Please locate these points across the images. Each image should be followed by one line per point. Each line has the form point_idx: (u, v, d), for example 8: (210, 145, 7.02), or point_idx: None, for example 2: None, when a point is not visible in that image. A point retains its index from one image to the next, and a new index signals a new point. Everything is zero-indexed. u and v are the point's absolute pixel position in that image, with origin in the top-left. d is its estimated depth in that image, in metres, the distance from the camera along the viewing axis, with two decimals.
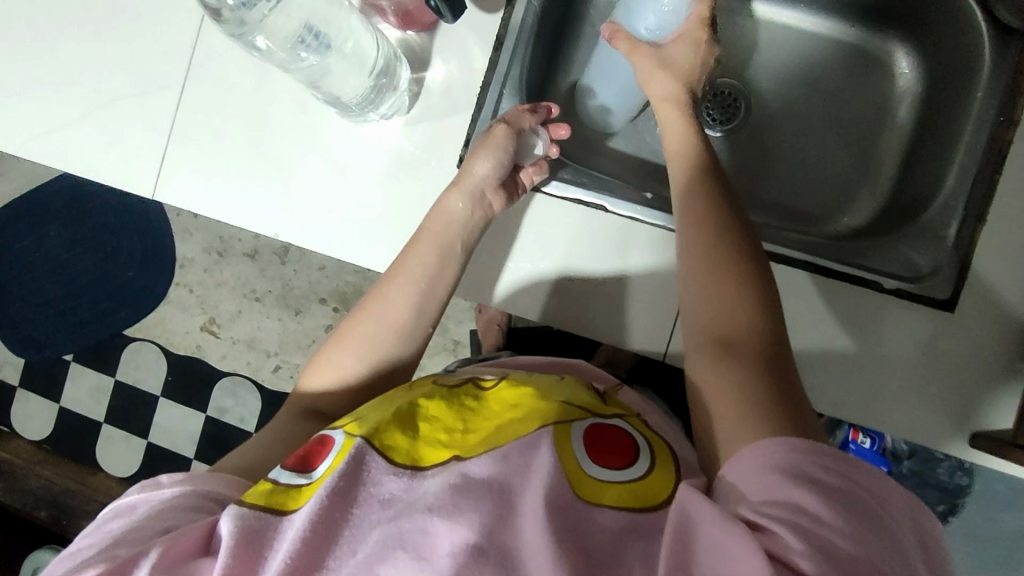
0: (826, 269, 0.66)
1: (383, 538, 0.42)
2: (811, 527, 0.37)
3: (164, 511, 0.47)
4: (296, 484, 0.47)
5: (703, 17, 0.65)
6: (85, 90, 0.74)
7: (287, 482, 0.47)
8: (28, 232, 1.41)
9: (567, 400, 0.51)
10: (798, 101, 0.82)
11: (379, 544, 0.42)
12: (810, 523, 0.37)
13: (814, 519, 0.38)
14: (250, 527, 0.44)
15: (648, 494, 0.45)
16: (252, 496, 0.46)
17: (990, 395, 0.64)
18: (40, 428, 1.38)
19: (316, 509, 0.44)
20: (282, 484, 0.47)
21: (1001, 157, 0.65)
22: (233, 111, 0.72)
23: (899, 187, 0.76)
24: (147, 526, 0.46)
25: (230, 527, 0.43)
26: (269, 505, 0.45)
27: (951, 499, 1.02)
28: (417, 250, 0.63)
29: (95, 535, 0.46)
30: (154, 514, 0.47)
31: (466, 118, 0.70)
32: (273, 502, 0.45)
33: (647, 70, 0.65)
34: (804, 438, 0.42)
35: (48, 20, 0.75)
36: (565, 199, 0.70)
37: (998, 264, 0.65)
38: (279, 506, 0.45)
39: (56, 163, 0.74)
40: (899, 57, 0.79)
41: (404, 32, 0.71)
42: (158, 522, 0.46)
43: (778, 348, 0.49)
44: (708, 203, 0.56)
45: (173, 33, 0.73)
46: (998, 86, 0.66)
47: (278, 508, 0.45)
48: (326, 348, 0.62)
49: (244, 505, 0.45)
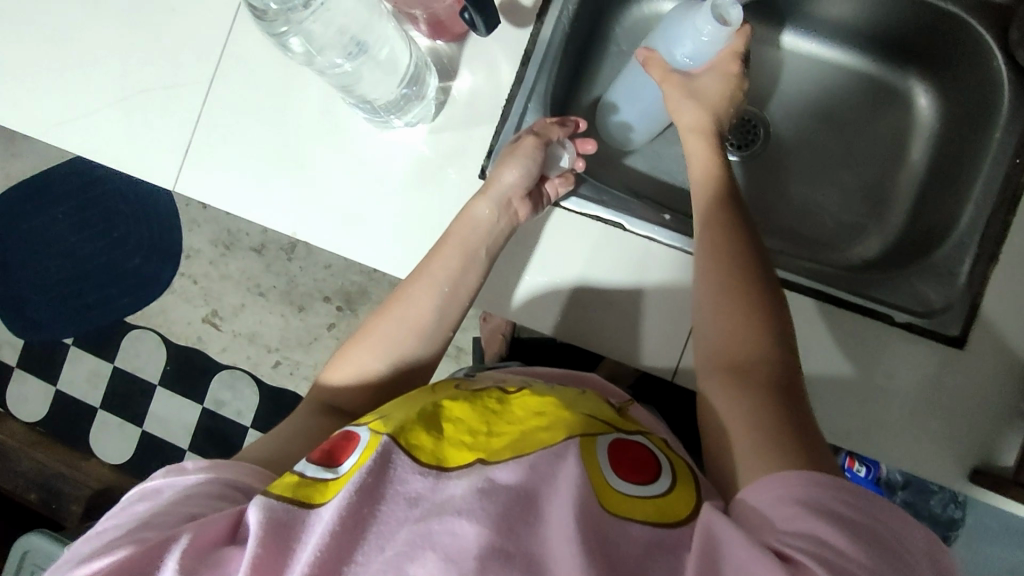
0: (838, 300, 0.67)
1: (413, 539, 0.42)
2: (835, 560, 0.37)
3: (190, 496, 0.46)
4: (323, 478, 0.46)
5: (736, 52, 0.66)
6: (111, 80, 0.75)
7: (313, 476, 0.47)
8: (36, 213, 1.41)
9: (591, 414, 0.53)
10: (816, 131, 0.83)
11: (408, 544, 0.42)
12: (834, 556, 0.38)
13: (838, 553, 0.38)
14: (279, 518, 0.43)
15: (669, 510, 0.45)
16: (278, 488, 0.45)
17: (993, 433, 0.64)
18: (35, 410, 1.38)
19: (345, 504, 0.43)
20: (308, 478, 0.46)
21: (1015, 199, 0.66)
22: (258, 109, 0.73)
23: (912, 221, 0.77)
24: (174, 510, 0.45)
25: (259, 517, 0.43)
26: (296, 497, 0.45)
27: (941, 532, 1.03)
28: (441, 255, 0.64)
29: (121, 517, 0.45)
30: (180, 498, 0.46)
31: (490, 130, 0.71)
32: (299, 495, 0.45)
33: (677, 99, 0.65)
34: (822, 472, 0.42)
35: (80, 7, 0.75)
36: (583, 215, 0.70)
37: (1007, 303, 0.66)
38: (306, 499, 0.45)
39: (77, 150, 0.75)
40: (917, 92, 0.80)
41: (434, 42, 0.72)
42: (185, 507, 0.45)
43: (794, 379, 0.49)
44: (727, 232, 0.56)
45: (204, 29, 0.74)
46: (1015, 129, 0.68)
47: (306, 502, 0.44)
48: (347, 346, 0.63)
49: (270, 496, 0.44)
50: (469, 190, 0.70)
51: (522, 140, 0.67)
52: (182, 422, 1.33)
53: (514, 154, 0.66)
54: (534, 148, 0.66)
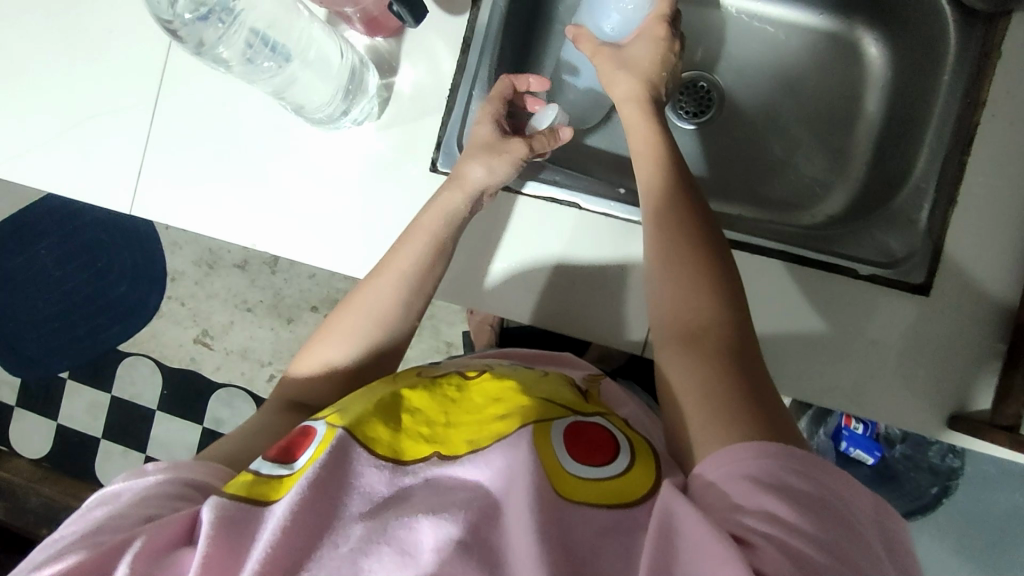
0: (803, 258, 0.66)
1: (367, 534, 0.42)
2: (787, 537, 0.37)
3: (148, 497, 0.46)
4: (278, 475, 0.46)
5: (662, 15, 0.65)
6: (59, 109, 0.74)
7: (268, 474, 0.46)
8: (18, 251, 1.42)
9: (547, 397, 0.52)
10: (770, 90, 0.82)
11: (362, 539, 0.42)
12: (786, 533, 0.37)
13: (789, 528, 0.37)
14: (232, 515, 0.43)
15: (626, 490, 0.44)
16: (233, 487, 0.45)
17: (970, 378, 0.64)
18: (38, 446, 1.39)
19: (298, 499, 0.43)
20: (264, 476, 0.46)
21: (970, 138, 0.65)
22: (207, 124, 0.72)
23: (874, 172, 0.76)
24: (130, 513, 0.44)
25: (211, 516, 0.42)
26: (250, 495, 0.45)
27: (943, 481, 1.02)
28: (408, 245, 0.62)
29: (77, 522, 0.44)
30: (137, 500, 0.45)
31: (437, 121, 0.70)
32: (254, 494, 0.45)
33: (609, 72, 0.65)
34: (774, 440, 0.42)
35: (21, 40, 0.75)
36: (541, 198, 0.70)
37: (971, 245, 0.65)
38: (261, 496, 0.45)
39: (34, 183, 0.75)
40: (867, 42, 0.79)
41: (373, 39, 0.71)
42: (142, 509, 0.45)
43: (746, 344, 0.49)
44: (674, 202, 0.56)
45: (145, 49, 0.74)
46: (964, 69, 0.67)
47: (261, 500, 0.44)
48: (315, 340, 0.62)
49: (224, 495, 0.44)
50: (425, 184, 0.70)
51: (510, 141, 0.66)
52: (182, 443, 1.34)
53: (496, 153, 0.65)
54: (512, 144, 0.65)
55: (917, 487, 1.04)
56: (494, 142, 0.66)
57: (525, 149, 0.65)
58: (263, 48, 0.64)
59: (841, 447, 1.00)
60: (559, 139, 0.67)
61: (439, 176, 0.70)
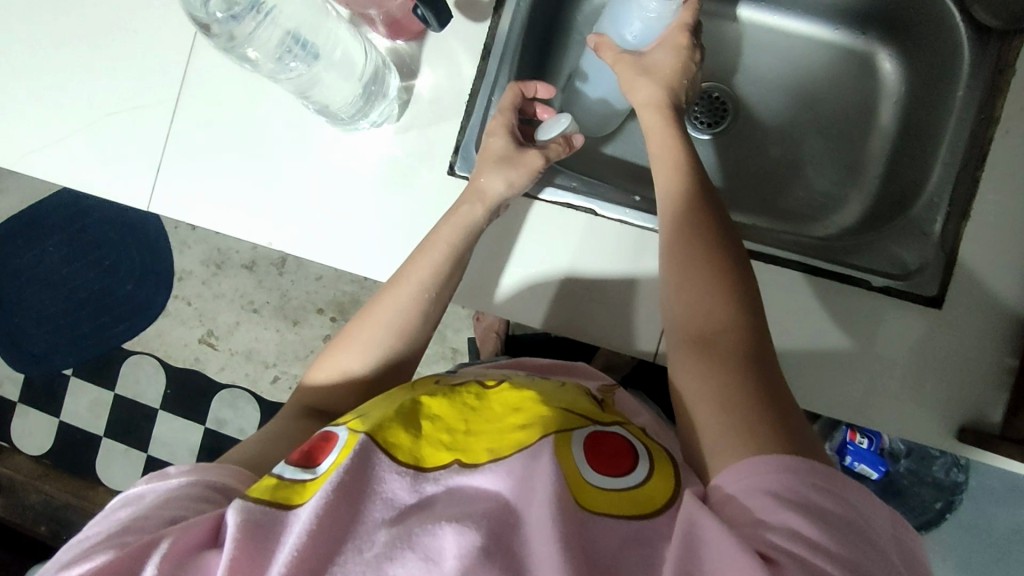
0: (816, 269, 0.67)
1: (392, 539, 0.42)
2: (807, 554, 0.37)
3: (171, 499, 0.46)
4: (301, 479, 0.46)
5: (686, 24, 0.66)
6: (79, 105, 0.75)
7: (292, 477, 0.46)
8: (27, 247, 1.42)
9: (567, 407, 0.52)
10: (785, 104, 0.83)
11: (387, 544, 0.41)
12: (807, 551, 0.37)
13: (810, 545, 0.38)
14: (257, 519, 0.43)
15: (645, 500, 0.45)
16: (257, 491, 0.45)
17: (980, 391, 0.64)
18: (40, 443, 1.39)
19: (323, 503, 0.43)
20: (287, 480, 0.46)
21: (983, 155, 0.66)
22: (227, 123, 0.73)
23: (886, 187, 0.77)
24: (155, 513, 0.44)
25: (236, 518, 0.42)
26: (275, 499, 0.45)
27: (947, 496, 1.03)
28: (427, 252, 0.62)
29: (103, 523, 0.44)
30: (161, 501, 0.45)
31: (456, 125, 0.71)
32: (278, 496, 0.45)
33: (630, 79, 0.66)
34: (795, 454, 0.42)
35: (45, 35, 0.76)
36: (557, 203, 0.70)
37: (984, 259, 0.65)
38: (285, 500, 0.45)
39: (50, 177, 0.75)
40: (882, 58, 0.80)
41: (394, 42, 0.72)
42: (166, 510, 0.45)
43: (762, 349, 0.50)
44: (690, 208, 0.57)
45: (168, 47, 0.74)
46: (979, 84, 0.67)
47: (284, 503, 0.44)
48: (331, 347, 0.62)
49: (248, 498, 0.44)
50: (441, 188, 0.70)
51: (527, 153, 0.66)
52: (185, 444, 1.33)
53: (515, 165, 0.65)
54: (527, 162, 0.66)
55: (921, 501, 1.04)
56: (510, 154, 0.66)
57: (542, 161, 0.66)
58: (295, 48, 0.64)
59: (846, 461, 1.00)
60: (574, 146, 0.69)
61: (457, 179, 0.70)
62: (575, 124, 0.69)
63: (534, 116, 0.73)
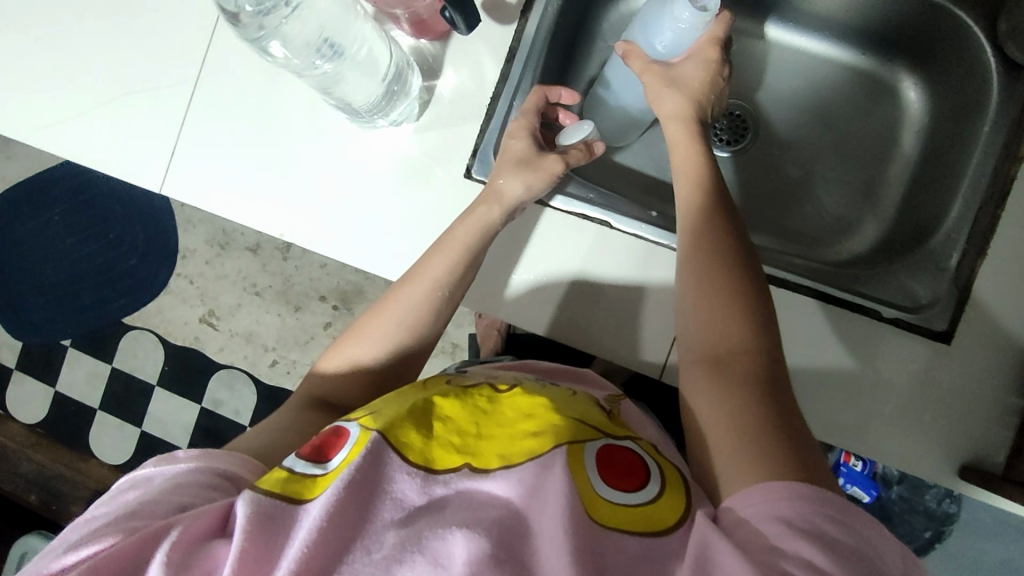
0: (830, 296, 0.66)
1: (402, 542, 0.41)
2: None
3: (180, 485, 0.45)
4: (312, 474, 0.45)
5: (717, 38, 0.66)
6: (95, 83, 0.74)
7: (303, 471, 0.45)
8: (31, 215, 1.41)
9: (579, 418, 0.51)
10: (807, 124, 0.83)
11: (396, 546, 0.40)
12: None
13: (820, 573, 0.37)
14: (267, 512, 0.42)
15: (654, 519, 0.44)
16: (267, 483, 0.44)
17: (983, 429, 0.64)
18: (34, 412, 1.38)
19: (334, 499, 0.42)
20: (299, 473, 0.45)
21: (1004, 192, 0.66)
22: (244, 111, 0.73)
23: (903, 216, 0.77)
24: (163, 499, 0.44)
25: (246, 510, 0.41)
26: (285, 493, 0.43)
27: (937, 526, 1.03)
28: (440, 251, 0.61)
29: (110, 505, 0.44)
30: (170, 487, 0.45)
31: (475, 128, 0.71)
32: (288, 490, 0.44)
33: (657, 89, 0.66)
34: (807, 482, 0.42)
35: (66, 11, 0.75)
36: (570, 213, 0.70)
37: (999, 296, 0.65)
38: (295, 495, 0.43)
39: (63, 153, 0.75)
40: (906, 86, 0.79)
41: (418, 40, 0.71)
42: (175, 496, 0.44)
43: (777, 376, 0.49)
44: (710, 225, 0.56)
45: (189, 31, 0.74)
46: (1004, 122, 0.67)
47: (295, 497, 0.43)
48: (341, 341, 0.61)
49: (259, 490, 0.43)
50: (456, 191, 0.70)
51: (547, 157, 0.65)
52: (180, 422, 1.33)
53: (533, 168, 0.65)
54: (550, 166, 0.65)
55: (912, 529, 1.04)
56: (529, 157, 0.65)
57: (561, 166, 0.66)
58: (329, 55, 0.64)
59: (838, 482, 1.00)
60: (594, 153, 0.68)
61: (473, 182, 0.70)
62: (597, 131, 0.68)
63: (556, 120, 0.72)
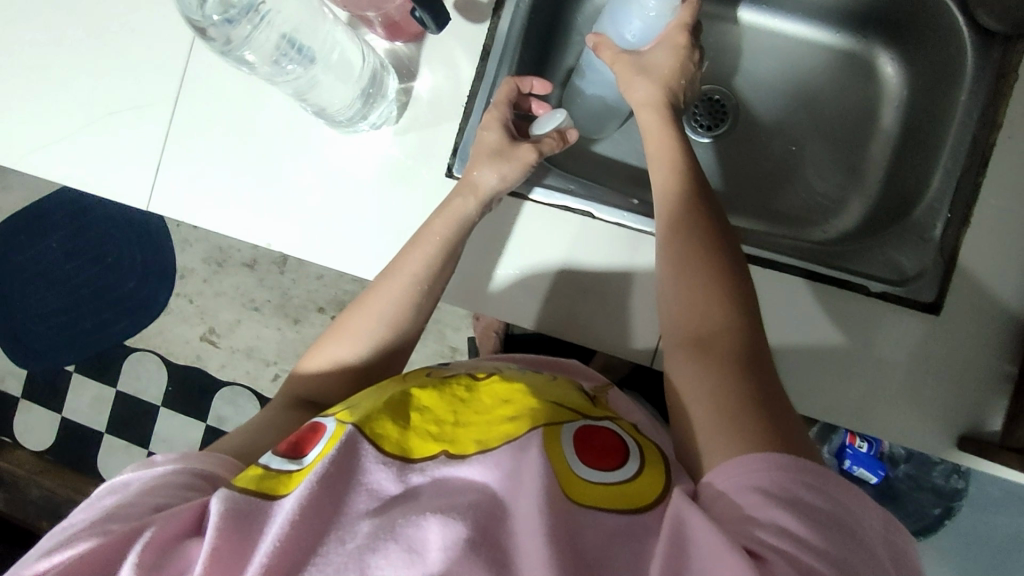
0: (815, 274, 0.66)
1: (375, 531, 0.41)
2: (795, 552, 0.37)
3: (157, 487, 0.45)
4: (287, 470, 0.46)
5: (685, 24, 0.65)
6: (78, 103, 0.75)
7: (278, 468, 0.46)
8: (30, 243, 1.43)
9: (557, 401, 0.51)
10: (786, 106, 0.83)
11: (370, 535, 0.41)
12: (796, 548, 0.37)
13: (798, 543, 0.37)
14: (240, 508, 0.42)
15: (631, 496, 0.44)
16: (242, 481, 0.45)
17: (979, 398, 0.63)
18: (41, 439, 1.39)
19: (307, 493, 0.42)
20: (274, 470, 0.46)
21: (984, 159, 0.66)
22: (225, 123, 0.73)
23: (888, 190, 0.76)
24: (139, 501, 0.44)
25: (220, 507, 0.42)
26: (260, 490, 0.44)
27: (946, 502, 1.02)
28: (419, 248, 0.61)
29: (87, 511, 0.44)
30: (146, 489, 0.45)
31: (453, 126, 0.71)
32: (263, 487, 0.44)
33: (628, 78, 0.66)
34: (784, 451, 0.42)
35: (47, 35, 0.76)
36: (551, 206, 0.70)
37: (985, 263, 0.65)
38: (269, 490, 0.44)
39: (50, 175, 0.76)
40: (883, 62, 0.79)
41: (393, 44, 0.72)
42: (151, 497, 0.44)
43: (755, 351, 0.49)
44: (686, 207, 0.57)
45: (168, 47, 0.75)
46: (981, 90, 0.67)
47: (269, 493, 0.44)
48: (323, 339, 0.61)
49: (233, 489, 0.44)
50: (439, 190, 0.70)
51: (520, 146, 0.66)
52: (185, 439, 1.34)
53: (507, 159, 0.65)
54: (524, 157, 0.65)
55: (919, 507, 1.03)
56: (503, 148, 0.66)
57: (535, 154, 0.66)
58: (290, 51, 0.65)
59: (844, 465, 1.00)
60: (568, 141, 0.68)
61: (453, 180, 0.70)
62: (570, 119, 0.68)
63: (529, 111, 0.72)
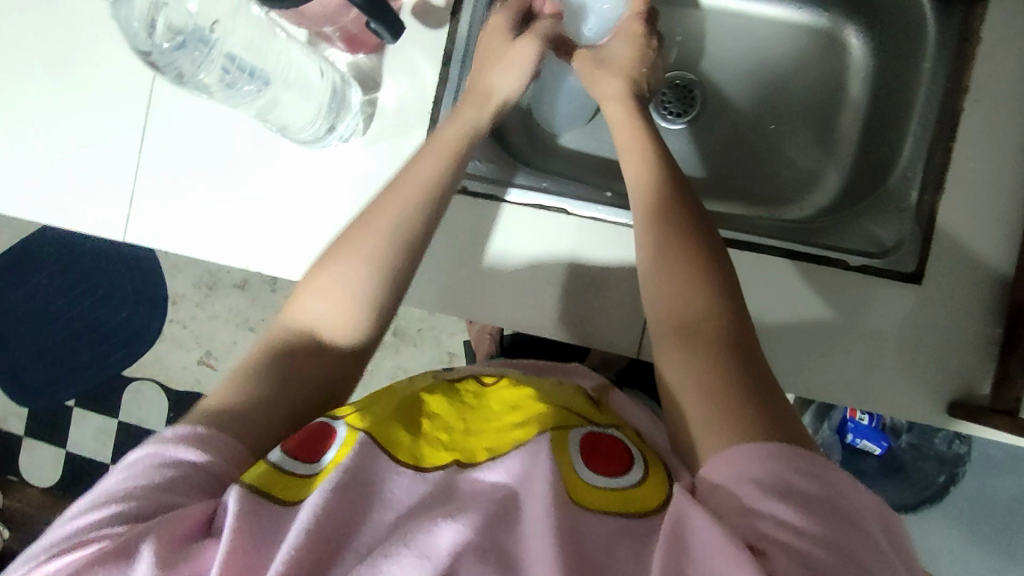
0: (797, 253, 0.66)
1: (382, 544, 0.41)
2: (794, 543, 0.37)
3: (166, 469, 0.43)
4: (296, 472, 0.45)
5: (638, 13, 0.68)
6: (49, 140, 0.75)
7: (288, 468, 0.45)
8: (20, 282, 1.42)
9: (563, 404, 0.52)
10: (756, 85, 0.82)
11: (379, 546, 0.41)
12: (794, 539, 0.37)
13: (795, 532, 0.38)
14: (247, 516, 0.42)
15: (638, 499, 0.44)
16: (251, 477, 0.44)
17: (969, 364, 0.64)
18: (49, 475, 1.39)
19: (320, 501, 0.42)
20: (283, 470, 0.45)
21: (954, 124, 0.65)
22: (197, 149, 0.73)
23: (863, 163, 0.76)
24: (148, 489, 0.42)
25: (234, 507, 0.41)
26: (270, 491, 0.43)
27: (951, 468, 1.02)
28: (410, 185, 0.57)
29: (93, 496, 0.42)
30: (155, 472, 0.43)
31: (421, 135, 0.71)
32: (274, 490, 0.44)
33: (588, 71, 0.68)
34: (778, 441, 0.42)
35: (13, 74, 0.76)
36: (525, 205, 0.70)
37: (963, 228, 0.65)
38: (280, 495, 0.44)
39: (28, 214, 0.75)
40: (847, 34, 0.79)
41: (355, 56, 0.72)
42: (160, 482, 0.42)
43: (743, 339, 0.49)
44: (661, 196, 0.56)
45: (134, 76, 0.74)
46: (945, 56, 0.67)
47: (281, 499, 0.43)
48: (306, 286, 0.55)
49: (242, 485, 0.43)
50: None
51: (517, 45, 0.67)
52: None
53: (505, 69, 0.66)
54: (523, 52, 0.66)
55: (926, 475, 1.02)
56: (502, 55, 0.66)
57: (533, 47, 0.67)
58: (240, 73, 0.64)
59: (847, 439, 1.00)
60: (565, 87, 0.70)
61: None
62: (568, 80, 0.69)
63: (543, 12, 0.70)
